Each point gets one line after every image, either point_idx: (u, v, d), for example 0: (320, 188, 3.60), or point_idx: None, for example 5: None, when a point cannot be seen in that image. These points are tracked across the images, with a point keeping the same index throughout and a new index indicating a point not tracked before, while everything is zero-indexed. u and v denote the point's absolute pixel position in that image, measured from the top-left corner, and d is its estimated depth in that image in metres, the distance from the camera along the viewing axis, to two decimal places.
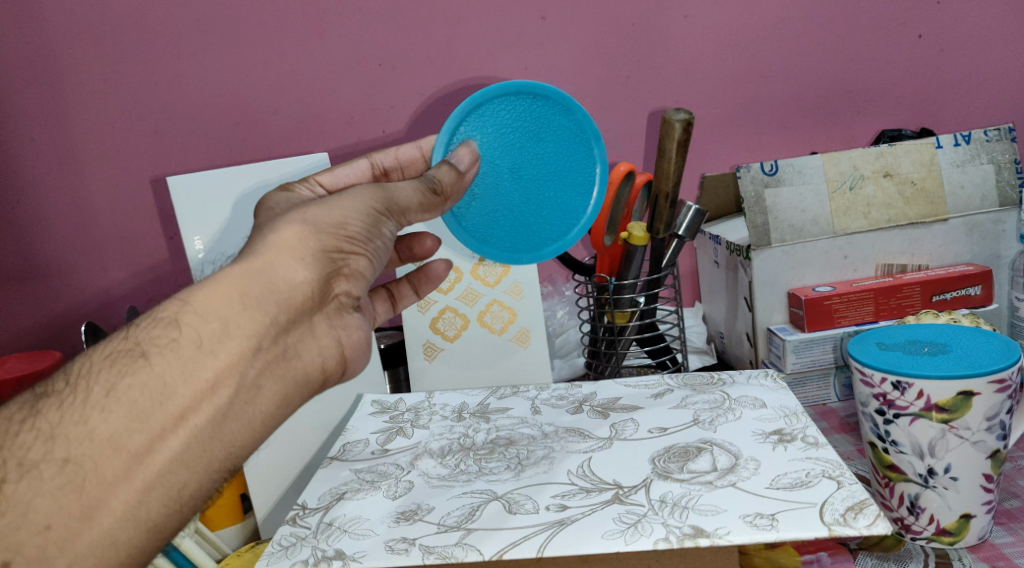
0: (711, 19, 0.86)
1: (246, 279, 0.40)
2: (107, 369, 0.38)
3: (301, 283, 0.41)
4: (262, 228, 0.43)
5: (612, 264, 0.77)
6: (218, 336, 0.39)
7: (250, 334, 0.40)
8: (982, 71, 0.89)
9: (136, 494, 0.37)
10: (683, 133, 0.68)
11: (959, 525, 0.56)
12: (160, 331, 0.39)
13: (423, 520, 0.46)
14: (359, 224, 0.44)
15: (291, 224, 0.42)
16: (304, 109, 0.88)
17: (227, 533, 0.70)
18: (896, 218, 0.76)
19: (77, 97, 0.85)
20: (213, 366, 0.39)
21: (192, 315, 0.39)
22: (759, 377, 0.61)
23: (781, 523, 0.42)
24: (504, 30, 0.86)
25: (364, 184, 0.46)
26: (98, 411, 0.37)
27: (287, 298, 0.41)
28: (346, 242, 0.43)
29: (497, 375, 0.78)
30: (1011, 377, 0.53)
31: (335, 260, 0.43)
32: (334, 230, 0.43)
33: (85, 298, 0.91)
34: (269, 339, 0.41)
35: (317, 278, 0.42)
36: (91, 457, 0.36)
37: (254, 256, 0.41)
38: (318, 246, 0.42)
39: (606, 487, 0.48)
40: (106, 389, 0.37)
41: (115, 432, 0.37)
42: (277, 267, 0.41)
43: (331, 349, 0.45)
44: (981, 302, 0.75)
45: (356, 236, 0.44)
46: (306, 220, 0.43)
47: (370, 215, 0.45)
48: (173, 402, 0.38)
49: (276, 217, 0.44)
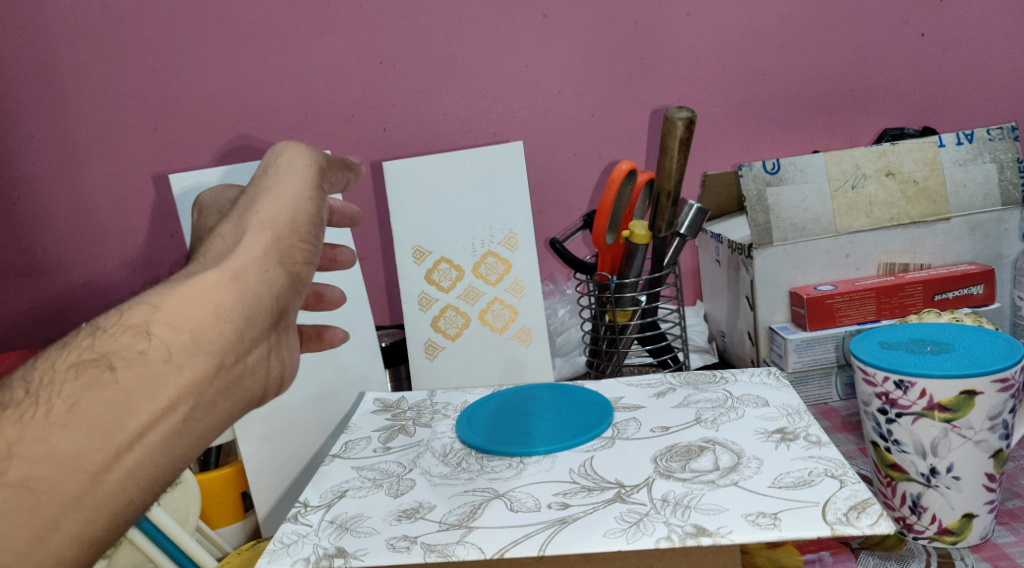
0: (713, 18, 0.86)
1: (223, 288, 0.35)
2: (71, 380, 0.33)
3: (269, 294, 0.37)
4: (214, 233, 0.38)
5: (614, 263, 0.76)
6: (188, 350, 0.34)
7: (218, 350, 0.35)
8: (985, 70, 0.89)
9: (87, 514, 0.33)
10: (686, 131, 0.67)
11: (960, 525, 0.56)
12: (127, 340, 0.34)
13: (425, 519, 0.46)
14: (311, 195, 0.39)
15: (252, 228, 0.37)
16: (305, 106, 0.87)
17: (227, 531, 0.70)
18: (898, 217, 0.76)
19: (76, 94, 0.85)
20: (176, 383, 0.34)
21: (163, 327, 0.34)
22: (762, 376, 0.61)
23: (784, 522, 0.42)
24: (504, 28, 0.86)
25: (285, 150, 0.41)
26: (59, 427, 0.32)
27: (255, 313, 0.36)
28: (307, 227, 0.38)
29: (498, 374, 0.78)
30: (1014, 376, 0.53)
31: (300, 257, 0.38)
32: (294, 231, 0.38)
33: (83, 295, 0.90)
34: (232, 357, 0.36)
35: (281, 291, 0.37)
36: (47, 480, 0.32)
37: (222, 264, 0.36)
38: (282, 254, 0.37)
39: (607, 486, 0.47)
40: (68, 403, 0.32)
41: (73, 451, 0.32)
42: (245, 277, 0.36)
43: (291, 361, 0.40)
44: (982, 301, 0.75)
45: (315, 215, 0.39)
46: (266, 220, 0.37)
47: (318, 190, 0.40)
48: (134, 419, 0.33)
49: (228, 221, 0.38)
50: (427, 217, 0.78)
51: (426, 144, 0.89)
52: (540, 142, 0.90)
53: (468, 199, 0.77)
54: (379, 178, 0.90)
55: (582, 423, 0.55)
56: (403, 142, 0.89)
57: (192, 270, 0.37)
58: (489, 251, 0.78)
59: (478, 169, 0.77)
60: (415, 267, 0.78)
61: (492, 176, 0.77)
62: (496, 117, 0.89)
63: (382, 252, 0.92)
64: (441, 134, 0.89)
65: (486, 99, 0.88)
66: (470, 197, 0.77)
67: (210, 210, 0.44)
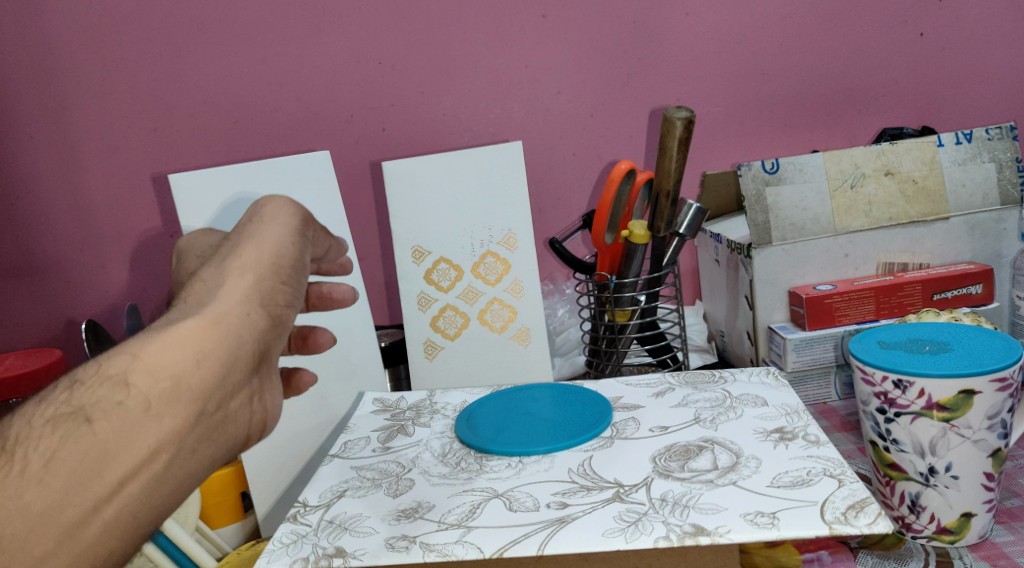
0: (713, 17, 0.87)
1: (204, 333, 0.33)
2: (48, 434, 0.30)
3: (251, 340, 0.34)
4: (194, 277, 0.36)
5: (613, 263, 0.76)
6: (168, 398, 0.31)
7: (198, 396, 0.32)
8: (984, 70, 0.89)
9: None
10: (684, 131, 0.68)
11: (959, 524, 0.56)
12: (106, 392, 0.31)
13: (424, 519, 0.46)
14: (294, 242, 0.37)
15: (234, 272, 0.35)
16: (304, 107, 0.87)
17: (226, 531, 0.69)
18: (897, 217, 0.76)
19: (76, 95, 0.85)
20: (155, 432, 0.31)
21: (141, 375, 0.31)
22: (761, 375, 0.61)
23: (782, 522, 0.42)
24: (503, 28, 0.86)
25: (270, 200, 0.39)
26: (34, 483, 0.29)
27: (237, 358, 0.34)
28: (289, 271, 0.36)
29: (497, 373, 0.78)
30: (1013, 375, 0.53)
31: (283, 299, 0.36)
32: (278, 276, 0.36)
33: (83, 295, 0.91)
34: (215, 404, 0.33)
35: (265, 335, 0.35)
36: (22, 537, 0.29)
37: (202, 310, 0.33)
38: (264, 297, 0.35)
39: (606, 486, 0.47)
40: (45, 458, 0.30)
41: (49, 506, 0.29)
42: (228, 321, 0.34)
43: (277, 406, 0.37)
44: (981, 301, 0.75)
45: (298, 263, 0.37)
46: (249, 264, 0.35)
47: (302, 237, 0.38)
48: (112, 469, 0.30)
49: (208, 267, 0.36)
50: (426, 217, 0.78)
51: (425, 144, 0.89)
52: (539, 142, 0.90)
53: (467, 199, 0.77)
54: (378, 178, 0.90)
55: (580, 423, 0.55)
56: (403, 142, 0.89)
57: (172, 315, 0.34)
58: (488, 251, 0.78)
59: (478, 169, 0.77)
60: (415, 267, 0.78)
61: (492, 176, 0.77)
62: (495, 117, 0.89)
63: (381, 252, 0.92)
64: (440, 134, 0.89)
65: (486, 99, 0.88)
66: (470, 196, 0.77)
67: (189, 256, 0.43)
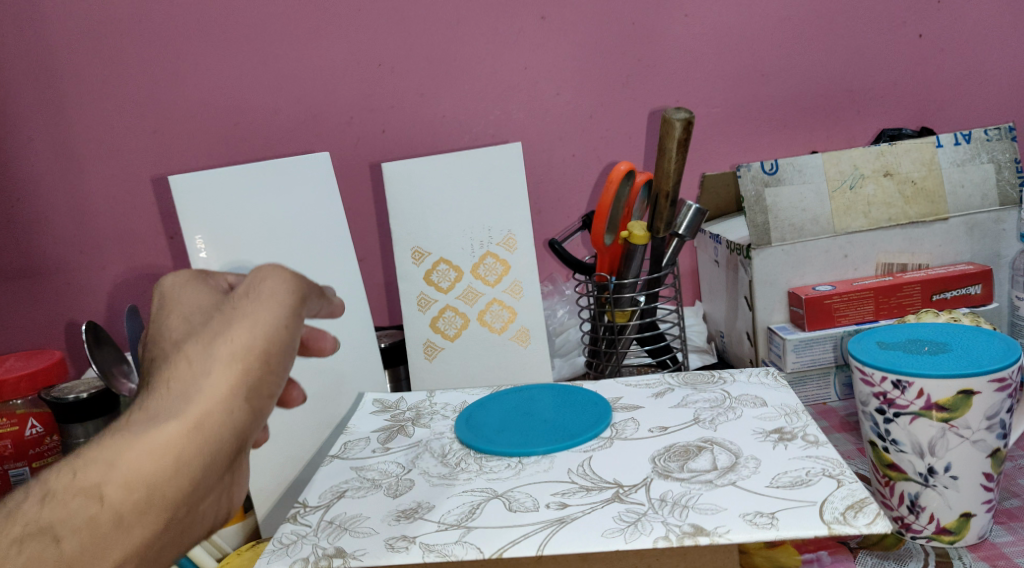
0: (712, 19, 0.87)
1: (180, 443, 0.32)
2: (19, 543, 0.31)
3: (229, 443, 0.33)
4: (178, 354, 0.34)
5: (612, 264, 0.76)
6: (139, 509, 0.32)
7: (171, 506, 0.32)
8: (983, 71, 0.89)
9: None
10: (683, 133, 0.68)
11: (958, 524, 0.56)
12: (79, 502, 0.31)
13: (424, 519, 0.46)
14: (287, 324, 0.35)
15: (219, 368, 0.33)
16: (304, 108, 0.88)
17: (226, 532, 0.68)
18: (896, 217, 0.76)
19: (77, 97, 0.85)
20: (126, 542, 0.32)
21: (117, 488, 0.31)
22: (760, 376, 0.61)
23: (781, 522, 0.42)
24: (503, 29, 0.86)
25: (266, 274, 0.36)
26: None
27: (212, 464, 0.33)
28: (278, 362, 0.34)
29: (497, 374, 0.78)
30: (1011, 376, 0.53)
31: (268, 391, 0.34)
32: (266, 370, 0.34)
33: (84, 297, 0.91)
34: (184, 509, 0.33)
35: (244, 435, 0.34)
36: None
37: (180, 413, 0.32)
38: (246, 399, 0.33)
39: (606, 486, 0.47)
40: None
41: None
42: (207, 427, 0.32)
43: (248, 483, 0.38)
44: (981, 301, 0.75)
45: (290, 348, 0.35)
46: (237, 360, 0.33)
47: (295, 319, 0.35)
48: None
49: (191, 347, 0.34)
50: (426, 218, 0.78)
51: (425, 146, 0.89)
52: (539, 143, 0.90)
53: (467, 199, 0.78)
54: (378, 179, 0.90)
55: (578, 423, 0.55)
56: (403, 143, 0.89)
57: (150, 409, 0.33)
58: (488, 252, 0.78)
59: (477, 169, 0.77)
60: (415, 267, 0.78)
61: (491, 177, 0.77)
62: (495, 119, 0.89)
63: (381, 253, 0.93)
64: (440, 135, 0.89)
65: (486, 100, 0.88)
66: (469, 197, 0.78)
67: (174, 305, 0.38)
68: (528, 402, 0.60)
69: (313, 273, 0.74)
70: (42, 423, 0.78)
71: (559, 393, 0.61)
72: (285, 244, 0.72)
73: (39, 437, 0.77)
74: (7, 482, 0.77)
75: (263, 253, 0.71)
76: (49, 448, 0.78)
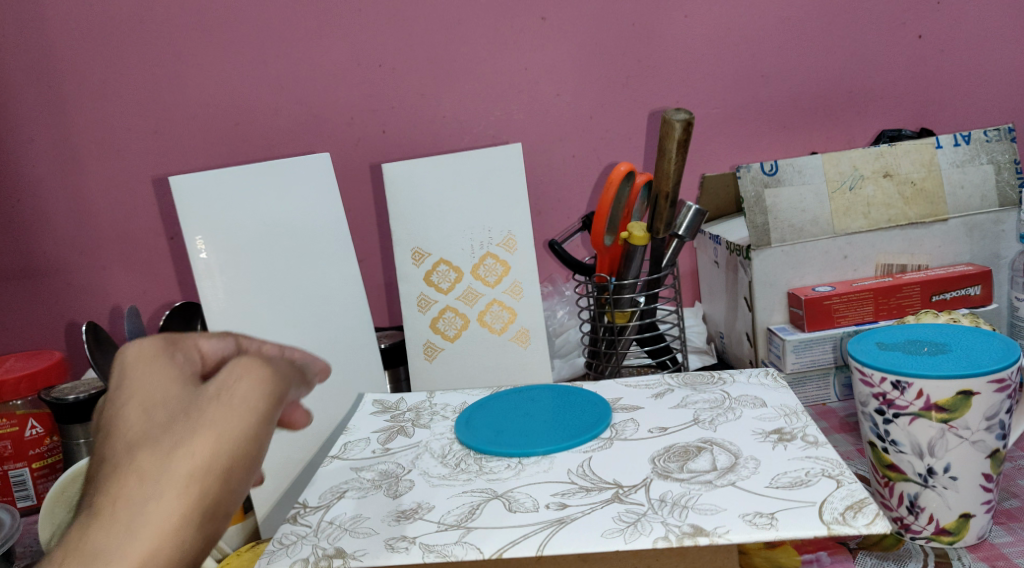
0: (712, 20, 0.87)
1: None
2: None
3: None
4: (120, 480, 0.26)
5: (612, 264, 0.76)
6: None
7: None
8: (982, 72, 0.89)
9: None
10: (683, 133, 0.68)
11: (958, 525, 0.56)
12: None
13: (424, 519, 0.46)
14: (258, 434, 0.28)
15: (174, 504, 0.26)
16: (304, 109, 0.88)
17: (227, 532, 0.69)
18: (896, 218, 0.76)
19: (77, 97, 0.86)
20: None
21: None
22: (760, 377, 0.61)
23: (781, 522, 0.42)
24: (503, 30, 0.86)
25: (240, 368, 0.29)
26: None
27: None
28: (246, 486, 0.28)
29: (497, 374, 0.78)
30: (1011, 376, 0.53)
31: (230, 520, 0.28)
32: (229, 502, 0.28)
33: (85, 297, 0.91)
34: None
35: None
36: None
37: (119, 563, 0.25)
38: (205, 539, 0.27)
39: (605, 487, 0.48)
40: None
41: None
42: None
43: None
44: (980, 302, 0.75)
45: (258, 461, 0.28)
46: (197, 491, 0.27)
47: (272, 429, 0.29)
48: None
49: (135, 472, 0.27)
50: (426, 219, 0.78)
51: (425, 146, 0.90)
52: (539, 144, 0.90)
53: (466, 199, 0.78)
54: (378, 180, 0.90)
55: (578, 424, 0.55)
56: (403, 144, 0.89)
57: (81, 552, 0.26)
58: (488, 253, 0.78)
59: (477, 169, 0.77)
60: (415, 268, 0.79)
61: (492, 177, 0.77)
62: (495, 119, 0.89)
63: (382, 254, 0.93)
64: (440, 136, 0.89)
65: (486, 100, 0.89)
66: (468, 196, 0.78)
67: (123, 380, 0.30)
68: (526, 404, 0.60)
69: (314, 272, 0.74)
70: (42, 423, 0.78)
71: (557, 394, 0.61)
72: (286, 243, 0.73)
73: (39, 437, 0.77)
74: (7, 482, 0.77)
75: (264, 252, 0.71)
76: (49, 449, 0.78)
